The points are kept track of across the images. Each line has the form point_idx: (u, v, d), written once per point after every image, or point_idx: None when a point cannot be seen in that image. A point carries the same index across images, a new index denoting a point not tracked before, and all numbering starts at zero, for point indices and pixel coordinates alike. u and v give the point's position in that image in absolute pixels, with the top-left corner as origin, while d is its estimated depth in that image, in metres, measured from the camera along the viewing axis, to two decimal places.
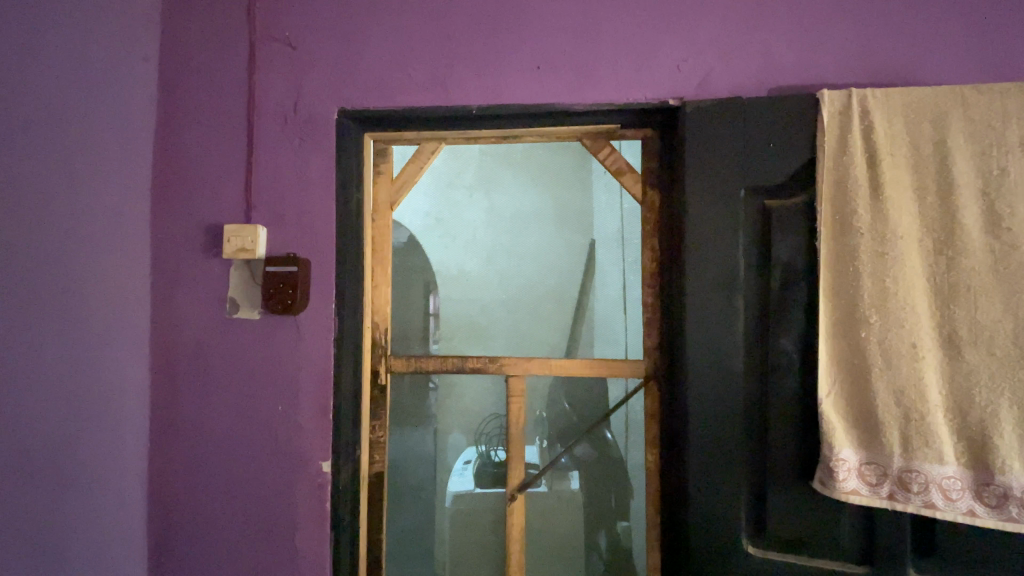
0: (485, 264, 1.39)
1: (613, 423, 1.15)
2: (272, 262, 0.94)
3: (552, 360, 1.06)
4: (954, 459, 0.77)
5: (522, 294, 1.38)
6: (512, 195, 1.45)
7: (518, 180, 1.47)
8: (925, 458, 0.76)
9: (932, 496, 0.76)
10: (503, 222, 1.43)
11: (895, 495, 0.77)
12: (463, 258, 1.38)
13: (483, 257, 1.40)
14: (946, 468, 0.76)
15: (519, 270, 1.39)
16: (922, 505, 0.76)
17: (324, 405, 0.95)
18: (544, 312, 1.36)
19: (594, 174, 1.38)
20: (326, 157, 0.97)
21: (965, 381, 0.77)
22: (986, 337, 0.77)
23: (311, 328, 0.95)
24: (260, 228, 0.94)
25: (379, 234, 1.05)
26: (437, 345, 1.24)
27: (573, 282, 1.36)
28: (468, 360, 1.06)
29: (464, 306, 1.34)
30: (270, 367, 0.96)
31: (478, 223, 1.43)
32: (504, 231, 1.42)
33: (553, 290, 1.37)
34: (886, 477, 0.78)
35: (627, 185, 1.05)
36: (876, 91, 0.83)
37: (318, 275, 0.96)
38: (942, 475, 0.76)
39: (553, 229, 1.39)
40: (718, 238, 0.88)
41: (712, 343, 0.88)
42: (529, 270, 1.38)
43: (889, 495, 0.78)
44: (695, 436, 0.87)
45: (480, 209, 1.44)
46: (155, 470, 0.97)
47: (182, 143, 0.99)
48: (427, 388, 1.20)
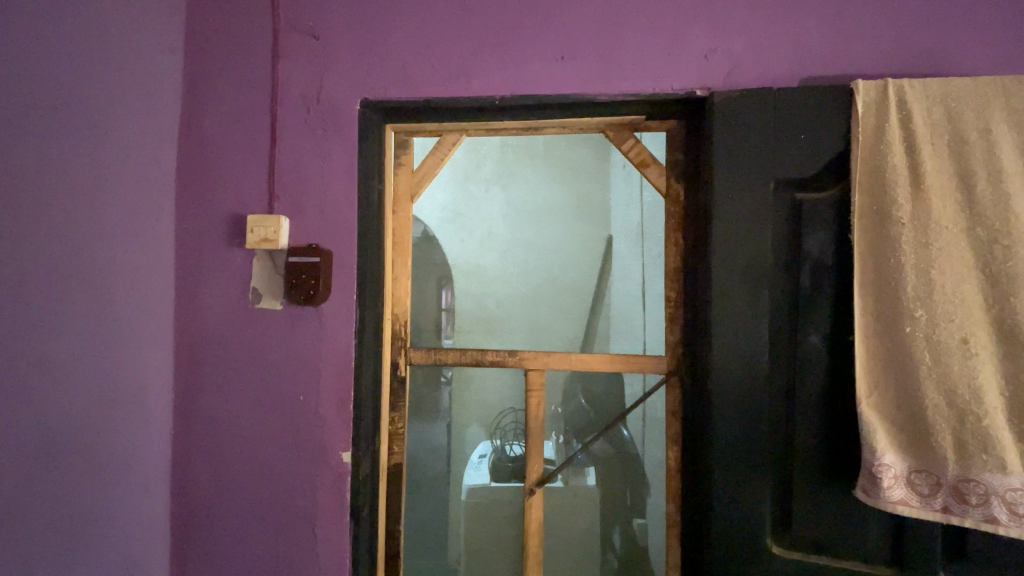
0: (501, 259, 1.39)
1: (628, 419, 1.14)
2: (292, 254, 0.96)
3: (571, 355, 1.04)
4: (1021, 469, 0.72)
5: (538, 290, 1.37)
6: (530, 190, 1.43)
7: (537, 174, 1.44)
8: (986, 468, 0.73)
9: (993, 509, 0.72)
10: (520, 217, 1.41)
11: (950, 507, 0.74)
12: (480, 255, 1.38)
13: (498, 253, 1.39)
14: (1012, 480, 0.72)
15: (537, 267, 1.38)
16: (983, 519, 0.73)
17: (344, 396, 0.95)
18: (559, 308, 1.35)
19: (615, 167, 1.35)
20: (347, 147, 0.97)
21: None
22: None
23: (332, 319, 0.95)
24: (283, 218, 0.94)
25: (400, 226, 1.04)
26: (449, 339, 1.24)
27: (591, 276, 1.35)
28: (487, 354, 1.05)
29: (479, 302, 1.33)
30: (292, 357, 0.96)
31: (494, 218, 1.41)
32: (520, 227, 1.41)
33: (569, 285, 1.36)
34: (940, 488, 0.75)
35: (650, 178, 1.02)
36: (913, 80, 0.81)
37: (339, 266, 0.96)
38: (1007, 488, 0.72)
39: (571, 224, 1.38)
40: (748, 231, 0.86)
41: (738, 338, 0.86)
42: (544, 267, 1.38)
43: (944, 507, 0.75)
44: (720, 433, 0.86)
45: (498, 204, 1.42)
46: (178, 457, 0.98)
47: (205, 134, 1.00)
48: (441, 381, 1.19)
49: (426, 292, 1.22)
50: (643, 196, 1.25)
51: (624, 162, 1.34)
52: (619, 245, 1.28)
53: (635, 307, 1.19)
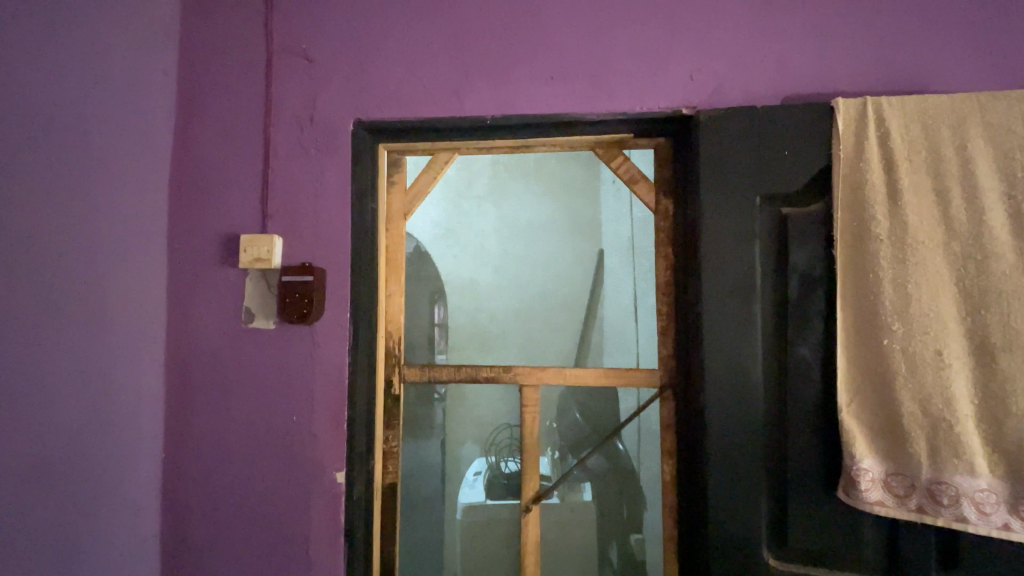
0: (494, 276, 1.40)
1: (624, 433, 1.14)
2: (286, 271, 0.95)
3: (567, 369, 1.04)
4: (988, 472, 0.74)
5: (531, 306, 1.38)
6: (521, 209, 1.45)
7: (528, 193, 1.46)
8: (957, 471, 0.74)
9: (964, 509, 0.74)
10: (513, 234, 1.43)
11: (924, 508, 0.76)
12: (473, 270, 1.39)
13: (491, 269, 1.40)
14: (980, 481, 0.74)
15: (530, 283, 1.41)
16: (953, 518, 0.74)
17: (338, 415, 0.94)
18: (553, 323, 1.37)
19: (604, 183, 1.37)
20: (340, 167, 0.98)
21: (1000, 391, 0.75)
22: (1019, 343, 0.75)
23: (326, 337, 0.95)
24: (276, 237, 0.94)
25: (393, 244, 1.05)
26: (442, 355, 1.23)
27: (584, 291, 1.37)
28: (481, 370, 1.05)
29: (473, 319, 1.34)
30: (286, 377, 0.96)
31: (486, 235, 1.43)
32: (513, 245, 1.43)
33: (563, 302, 1.38)
34: (915, 489, 0.76)
35: (639, 194, 1.03)
36: (891, 98, 0.83)
37: (333, 284, 0.96)
38: (975, 488, 0.74)
39: (563, 239, 1.40)
40: (735, 244, 0.87)
41: (729, 350, 0.87)
42: (538, 283, 1.40)
43: (918, 507, 0.76)
44: (713, 444, 0.86)
45: (491, 222, 1.44)
46: (169, 479, 0.97)
47: (199, 155, 1.01)
48: (436, 399, 1.18)
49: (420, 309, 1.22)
50: (634, 212, 1.27)
51: (612, 177, 1.36)
52: (610, 259, 1.29)
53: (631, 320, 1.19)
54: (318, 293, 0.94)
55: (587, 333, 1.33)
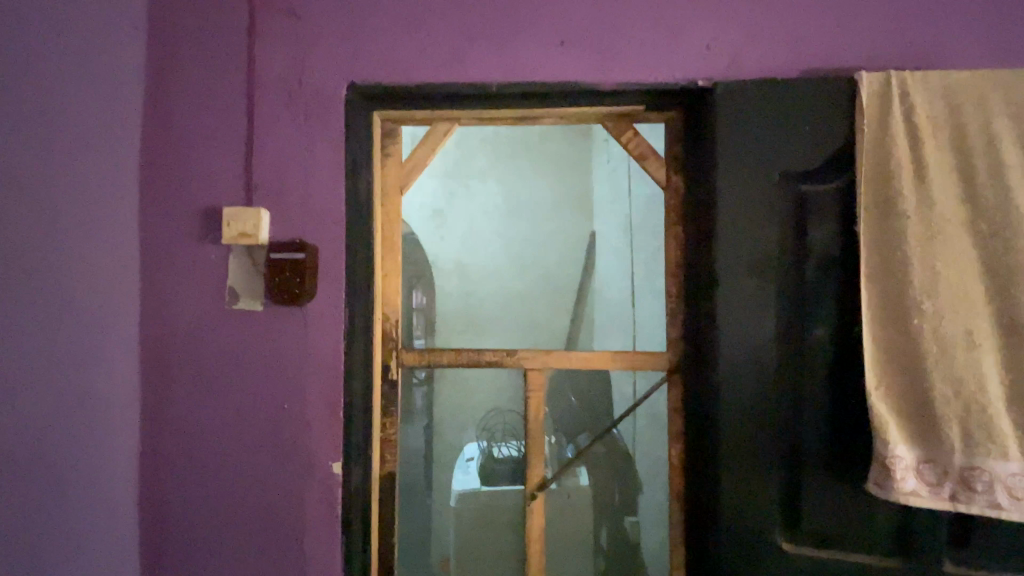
0: (489, 260, 1.34)
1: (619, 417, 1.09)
2: (275, 249, 0.88)
3: (571, 354, 1.00)
4: (1020, 456, 0.74)
5: (524, 288, 1.32)
6: (512, 190, 1.39)
7: (517, 170, 1.39)
8: (990, 455, 0.74)
9: (997, 495, 0.73)
10: (504, 217, 1.38)
11: (958, 495, 0.75)
12: (461, 252, 1.31)
13: (486, 252, 1.34)
14: (1012, 465, 0.74)
15: (525, 265, 1.35)
16: (988, 505, 0.74)
17: (333, 402, 0.88)
18: (547, 304, 1.30)
19: (600, 158, 1.33)
20: (333, 135, 0.90)
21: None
22: None
23: (319, 319, 0.88)
24: (262, 211, 0.86)
25: (389, 221, 0.98)
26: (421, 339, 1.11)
27: (580, 272, 1.33)
28: (484, 354, 1.00)
29: (464, 300, 1.27)
30: (275, 362, 0.89)
31: (477, 218, 1.36)
32: (506, 227, 1.37)
33: (558, 283, 1.33)
34: (948, 476, 0.76)
35: (649, 171, 0.99)
36: (915, 73, 0.81)
37: (325, 262, 0.89)
38: (1008, 473, 0.73)
39: (558, 219, 1.37)
40: (752, 221, 0.84)
41: (743, 331, 0.84)
42: (534, 263, 1.35)
43: (952, 495, 0.75)
44: (725, 427, 0.84)
45: (480, 204, 1.37)
46: (147, 472, 0.90)
47: (174, 120, 0.91)
48: (413, 383, 1.10)
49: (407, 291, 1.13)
50: (634, 185, 1.24)
51: (607, 143, 1.30)
52: (605, 241, 1.30)
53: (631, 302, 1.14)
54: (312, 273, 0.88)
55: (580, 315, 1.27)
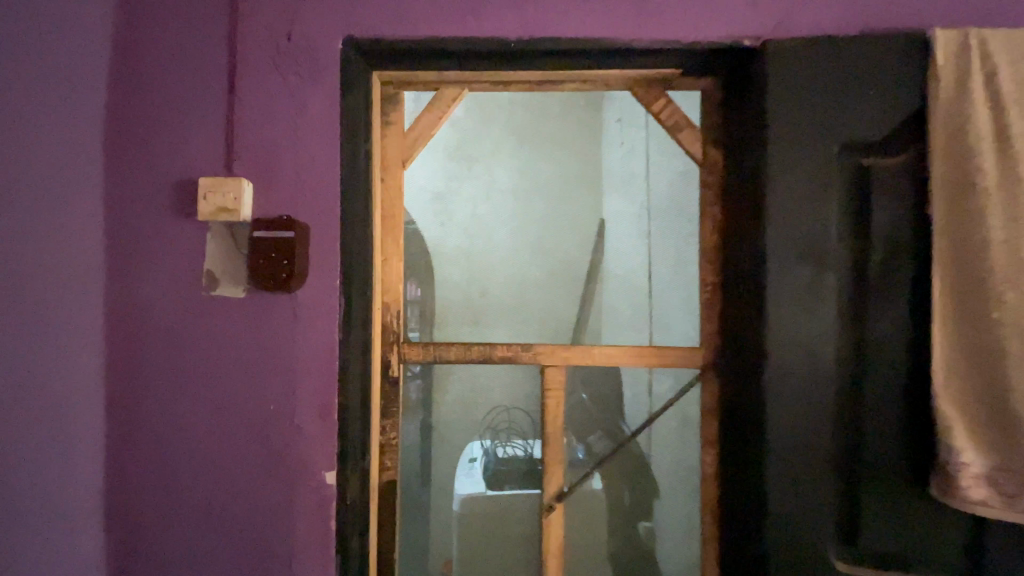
0: (494, 245, 1.21)
1: (629, 415, 1.02)
2: (259, 227, 0.75)
3: (596, 348, 0.88)
4: None
5: (533, 275, 1.21)
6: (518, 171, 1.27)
7: (522, 149, 1.28)
8: None
9: None
10: (509, 200, 1.26)
11: None
12: (463, 240, 1.17)
13: (491, 238, 1.22)
14: None
15: (535, 250, 1.23)
16: None
17: (325, 402, 0.77)
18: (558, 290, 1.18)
19: (613, 137, 1.22)
20: (327, 96, 0.78)
21: None
22: None
23: (311, 308, 0.76)
24: (244, 181, 0.74)
25: (389, 197, 0.87)
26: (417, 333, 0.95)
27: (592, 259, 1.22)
28: (496, 349, 0.89)
29: (465, 283, 1.13)
30: (260, 357, 0.77)
31: (480, 200, 1.23)
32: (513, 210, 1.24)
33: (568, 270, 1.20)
34: None
35: (683, 143, 0.88)
36: (997, 30, 0.71)
37: (319, 243, 0.77)
38: None
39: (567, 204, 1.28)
40: (808, 199, 0.74)
41: (796, 325, 0.74)
42: (545, 249, 1.22)
43: None
44: (775, 433, 0.74)
45: (483, 186, 1.25)
46: (114, 483, 0.78)
47: (142, 76, 0.78)
48: (406, 377, 0.95)
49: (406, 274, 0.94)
50: (652, 163, 1.12)
51: (621, 119, 1.19)
52: (617, 226, 1.20)
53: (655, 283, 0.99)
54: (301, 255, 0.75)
55: (589, 301, 1.15)
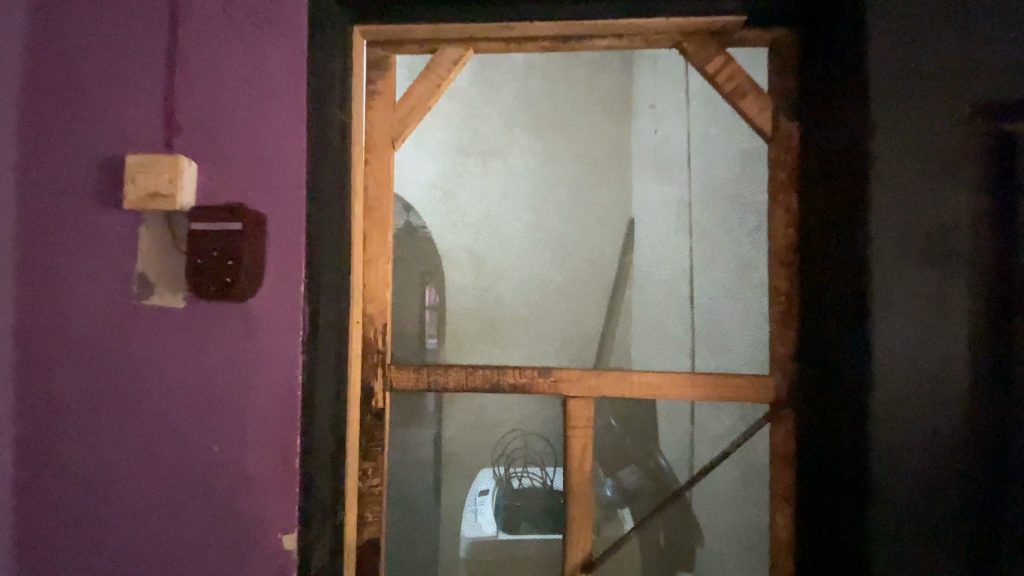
0: (508, 258, 0.85)
1: (665, 444, 0.77)
2: (194, 218, 0.58)
3: (635, 373, 0.67)
4: None
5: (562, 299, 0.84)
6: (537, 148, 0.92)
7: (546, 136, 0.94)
8: None
9: None
10: (527, 203, 0.89)
11: None
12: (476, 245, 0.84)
13: (500, 245, 0.85)
14: None
15: (572, 257, 0.85)
16: None
17: (284, 446, 0.59)
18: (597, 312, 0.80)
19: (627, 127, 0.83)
20: (292, 51, 0.60)
21: None
22: None
23: (266, 324, 0.59)
24: (183, 158, 0.58)
25: (374, 185, 0.70)
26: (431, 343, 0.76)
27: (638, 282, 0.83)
28: (504, 376, 0.68)
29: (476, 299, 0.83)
30: (204, 386, 0.59)
31: (491, 192, 0.88)
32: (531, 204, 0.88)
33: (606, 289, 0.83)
34: None
35: (747, 113, 0.69)
36: None
37: (277, 238, 0.59)
38: None
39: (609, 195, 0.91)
40: (922, 183, 0.56)
41: (911, 351, 0.55)
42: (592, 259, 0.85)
43: None
44: (886, 499, 0.54)
45: (497, 186, 0.89)
46: (22, 544, 0.61)
47: (65, 28, 0.62)
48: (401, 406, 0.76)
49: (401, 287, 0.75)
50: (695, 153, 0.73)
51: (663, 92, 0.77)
52: (653, 222, 0.88)
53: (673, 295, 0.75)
54: (247, 254, 0.58)
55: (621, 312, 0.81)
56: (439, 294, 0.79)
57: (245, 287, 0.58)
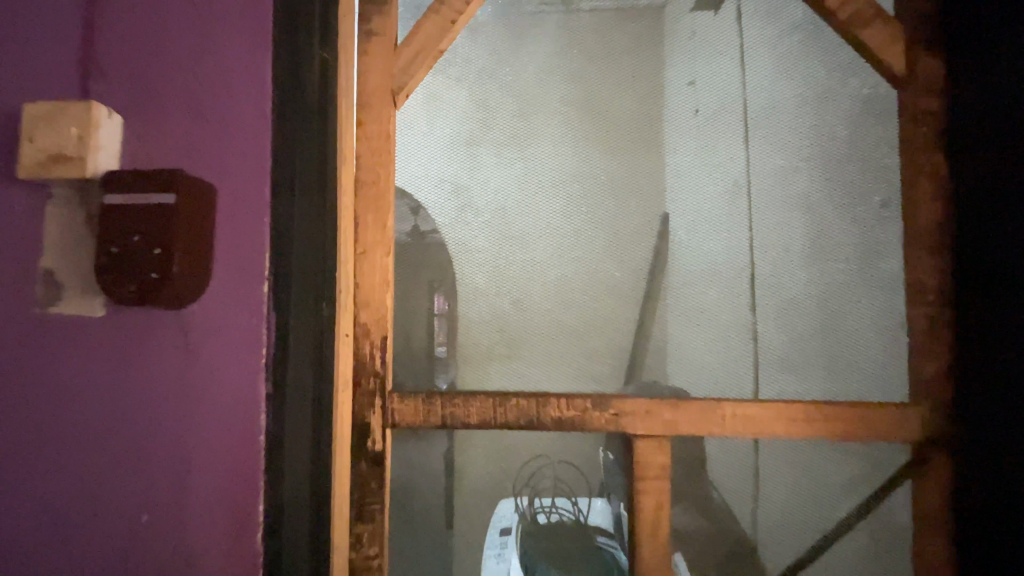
0: (543, 250, 0.56)
1: None
2: (111, 189, 0.39)
3: (728, 403, 0.48)
4: None
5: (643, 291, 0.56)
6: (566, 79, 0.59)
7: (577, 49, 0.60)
8: None
9: None
10: (562, 161, 0.57)
11: None
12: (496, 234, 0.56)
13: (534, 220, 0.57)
14: None
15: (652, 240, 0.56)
16: None
17: (241, 516, 0.42)
18: (694, 322, 0.55)
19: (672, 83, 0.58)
20: None
21: None
22: None
23: (218, 344, 0.42)
24: (95, 106, 0.40)
25: (369, 154, 0.52)
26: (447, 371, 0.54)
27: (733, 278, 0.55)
28: (547, 409, 0.49)
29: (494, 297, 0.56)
30: (128, 431, 0.42)
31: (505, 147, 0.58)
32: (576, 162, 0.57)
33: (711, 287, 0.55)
34: None
35: (874, 47, 0.51)
36: None
37: (236, 224, 0.42)
38: None
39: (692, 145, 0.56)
40: None
41: None
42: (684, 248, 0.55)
43: None
44: None
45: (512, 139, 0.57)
46: None
47: None
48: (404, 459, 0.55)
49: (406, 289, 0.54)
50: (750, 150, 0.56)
51: (697, 77, 0.58)
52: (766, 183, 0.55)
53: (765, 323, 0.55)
54: (181, 238, 0.38)
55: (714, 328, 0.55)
56: (449, 298, 0.55)
57: (179, 288, 0.39)
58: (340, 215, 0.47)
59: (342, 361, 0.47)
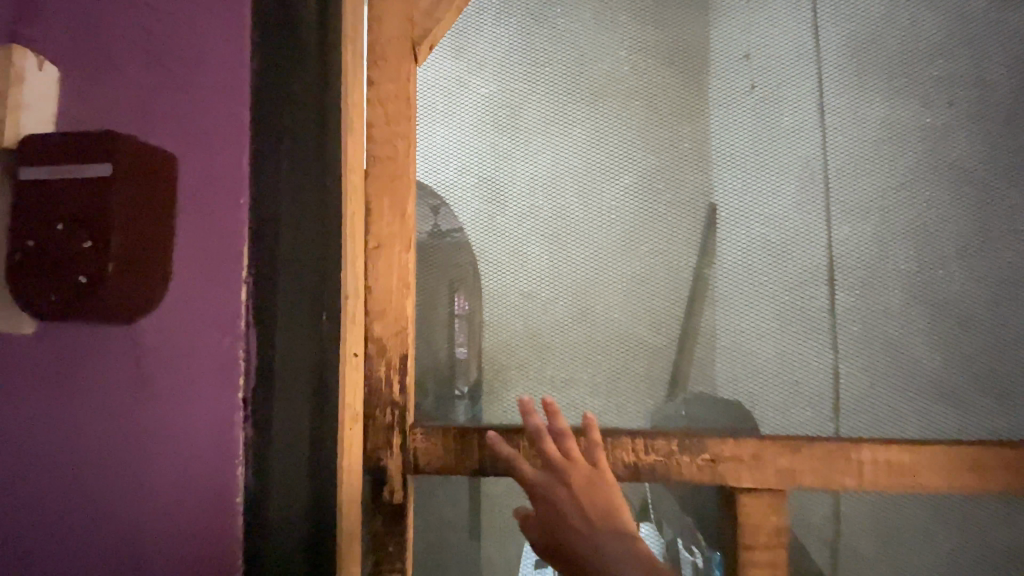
0: (592, 247, 0.40)
1: None
2: (22, 157, 0.27)
3: (864, 444, 0.36)
4: None
5: (723, 306, 0.39)
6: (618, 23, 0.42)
7: None
8: None
9: None
10: (577, 133, 0.40)
11: None
12: (528, 226, 0.40)
13: (560, 212, 0.40)
14: None
15: (709, 240, 0.39)
16: None
17: None
18: (810, 347, 0.38)
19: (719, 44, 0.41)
20: None
21: None
22: None
23: (178, 385, 0.30)
24: (22, 52, 0.27)
25: (387, 118, 0.39)
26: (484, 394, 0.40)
27: (858, 279, 0.38)
28: (619, 451, 0.36)
29: (526, 303, 0.40)
30: (55, 512, 0.30)
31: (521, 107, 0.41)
32: (618, 135, 0.40)
33: (809, 303, 0.38)
34: None
35: None
36: None
37: (205, 214, 0.31)
38: None
39: (753, 124, 0.40)
40: None
41: None
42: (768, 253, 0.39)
43: None
44: None
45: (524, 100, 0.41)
46: None
47: None
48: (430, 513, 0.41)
49: (431, 291, 0.40)
50: (829, 128, 0.39)
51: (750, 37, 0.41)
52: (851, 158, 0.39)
53: (896, 344, 0.38)
54: (128, 233, 0.27)
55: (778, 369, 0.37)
56: (473, 297, 0.40)
57: (127, 300, 0.28)
58: (345, 194, 0.36)
59: (349, 385, 0.36)
